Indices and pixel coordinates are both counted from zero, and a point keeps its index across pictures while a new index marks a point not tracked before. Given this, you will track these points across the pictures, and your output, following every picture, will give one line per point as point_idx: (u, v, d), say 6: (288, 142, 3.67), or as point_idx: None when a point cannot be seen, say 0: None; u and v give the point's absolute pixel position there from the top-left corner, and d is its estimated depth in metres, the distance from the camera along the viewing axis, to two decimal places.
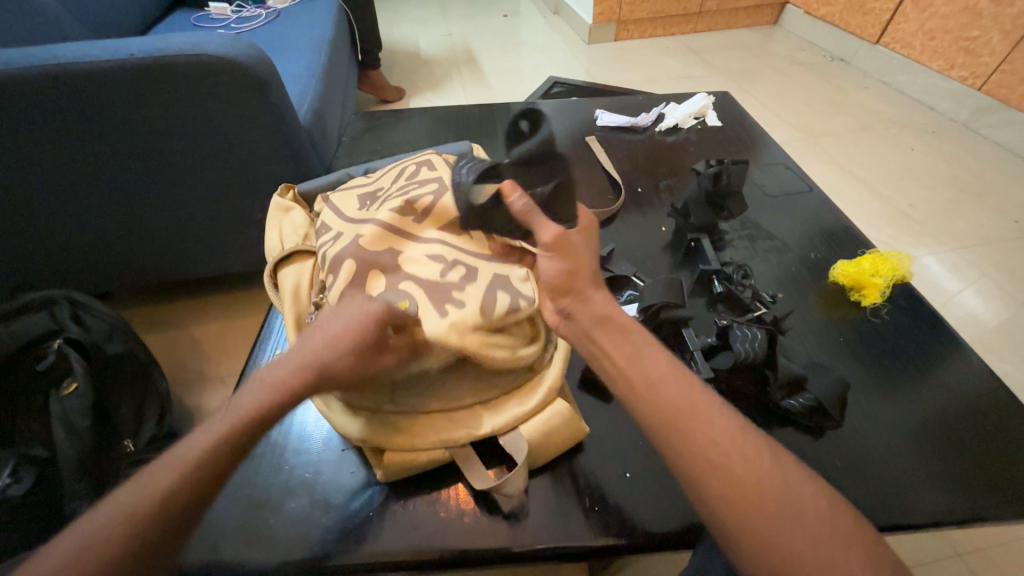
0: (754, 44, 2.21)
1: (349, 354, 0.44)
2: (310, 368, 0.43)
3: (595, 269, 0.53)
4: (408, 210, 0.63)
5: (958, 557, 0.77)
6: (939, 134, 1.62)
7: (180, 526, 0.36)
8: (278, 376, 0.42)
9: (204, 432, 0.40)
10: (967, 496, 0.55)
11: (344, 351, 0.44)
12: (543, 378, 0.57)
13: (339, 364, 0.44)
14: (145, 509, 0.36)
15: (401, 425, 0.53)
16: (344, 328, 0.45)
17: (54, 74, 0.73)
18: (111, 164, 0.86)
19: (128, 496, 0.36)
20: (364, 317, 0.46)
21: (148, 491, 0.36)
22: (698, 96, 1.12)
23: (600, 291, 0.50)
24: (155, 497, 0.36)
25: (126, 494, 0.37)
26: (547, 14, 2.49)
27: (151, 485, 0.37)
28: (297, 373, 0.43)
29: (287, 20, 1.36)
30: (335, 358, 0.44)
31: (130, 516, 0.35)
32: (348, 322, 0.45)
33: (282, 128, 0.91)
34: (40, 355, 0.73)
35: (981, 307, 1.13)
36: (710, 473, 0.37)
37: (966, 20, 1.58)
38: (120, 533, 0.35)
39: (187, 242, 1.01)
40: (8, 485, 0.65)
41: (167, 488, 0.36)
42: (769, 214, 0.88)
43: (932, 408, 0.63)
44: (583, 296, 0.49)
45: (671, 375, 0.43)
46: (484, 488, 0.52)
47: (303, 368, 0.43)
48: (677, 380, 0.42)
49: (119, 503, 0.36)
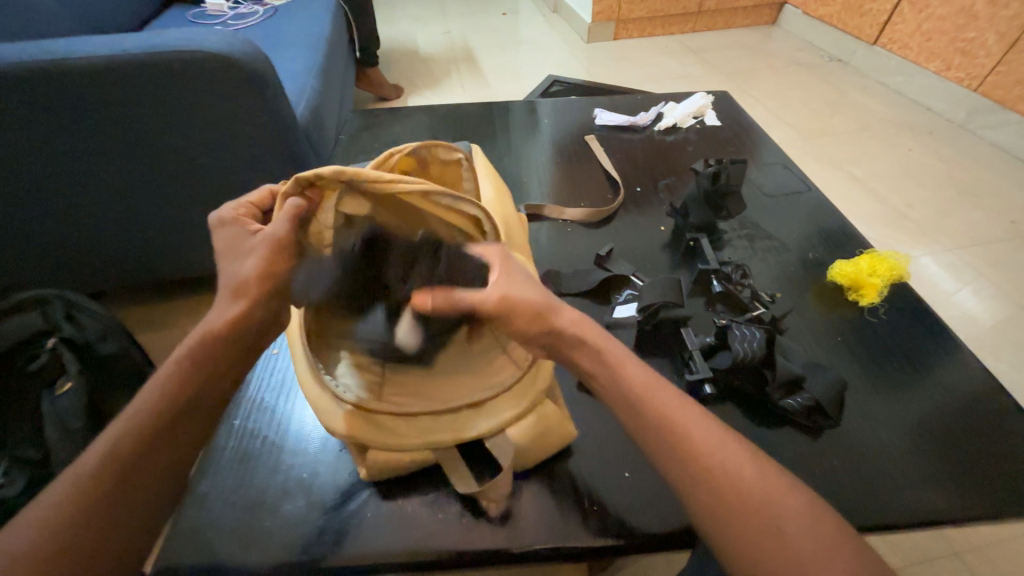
0: (752, 44, 2.21)
1: (238, 258, 0.46)
2: (230, 296, 0.44)
3: (552, 300, 0.47)
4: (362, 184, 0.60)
5: (955, 555, 0.77)
6: (936, 135, 1.63)
7: (132, 491, 0.36)
8: (211, 323, 0.43)
9: (146, 393, 0.40)
10: (963, 495, 0.56)
11: (234, 261, 0.46)
12: (528, 378, 0.54)
13: (247, 273, 0.44)
14: (92, 470, 0.36)
15: (385, 426, 0.51)
16: (219, 254, 0.47)
17: (49, 70, 0.73)
18: (106, 162, 0.85)
19: (75, 469, 0.36)
20: (230, 232, 0.48)
21: (91, 456, 0.37)
22: (697, 95, 1.12)
23: (569, 312, 0.46)
24: (98, 459, 0.36)
25: (71, 463, 0.37)
26: (546, 12, 2.48)
27: (92, 447, 0.37)
28: (224, 310, 0.44)
29: (284, 17, 1.35)
30: (242, 273, 0.45)
31: (80, 479, 0.36)
32: (217, 247, 0.48)
33: (279, 125, 0.90)
34: (32, 354, 0.72)
35: (977, 307, 1.14)
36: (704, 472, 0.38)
37: (963, 21, 1.58)
38: (72, 498, 0.35)
39: (183, 240, 1.00)
40: (1, 487, 0.66)
41: (119, 450, 0.37)
42: (767, 214, 0.89)
43: (928, 407, 0.63)
44: (554, 330, 0.45)
45: (650, 388, 0.42)
46: (468, 494, 0.51)
47: (221, 294, 0.45)
48: (655, 390, 0.42)
49: (70, 471, 0.36)
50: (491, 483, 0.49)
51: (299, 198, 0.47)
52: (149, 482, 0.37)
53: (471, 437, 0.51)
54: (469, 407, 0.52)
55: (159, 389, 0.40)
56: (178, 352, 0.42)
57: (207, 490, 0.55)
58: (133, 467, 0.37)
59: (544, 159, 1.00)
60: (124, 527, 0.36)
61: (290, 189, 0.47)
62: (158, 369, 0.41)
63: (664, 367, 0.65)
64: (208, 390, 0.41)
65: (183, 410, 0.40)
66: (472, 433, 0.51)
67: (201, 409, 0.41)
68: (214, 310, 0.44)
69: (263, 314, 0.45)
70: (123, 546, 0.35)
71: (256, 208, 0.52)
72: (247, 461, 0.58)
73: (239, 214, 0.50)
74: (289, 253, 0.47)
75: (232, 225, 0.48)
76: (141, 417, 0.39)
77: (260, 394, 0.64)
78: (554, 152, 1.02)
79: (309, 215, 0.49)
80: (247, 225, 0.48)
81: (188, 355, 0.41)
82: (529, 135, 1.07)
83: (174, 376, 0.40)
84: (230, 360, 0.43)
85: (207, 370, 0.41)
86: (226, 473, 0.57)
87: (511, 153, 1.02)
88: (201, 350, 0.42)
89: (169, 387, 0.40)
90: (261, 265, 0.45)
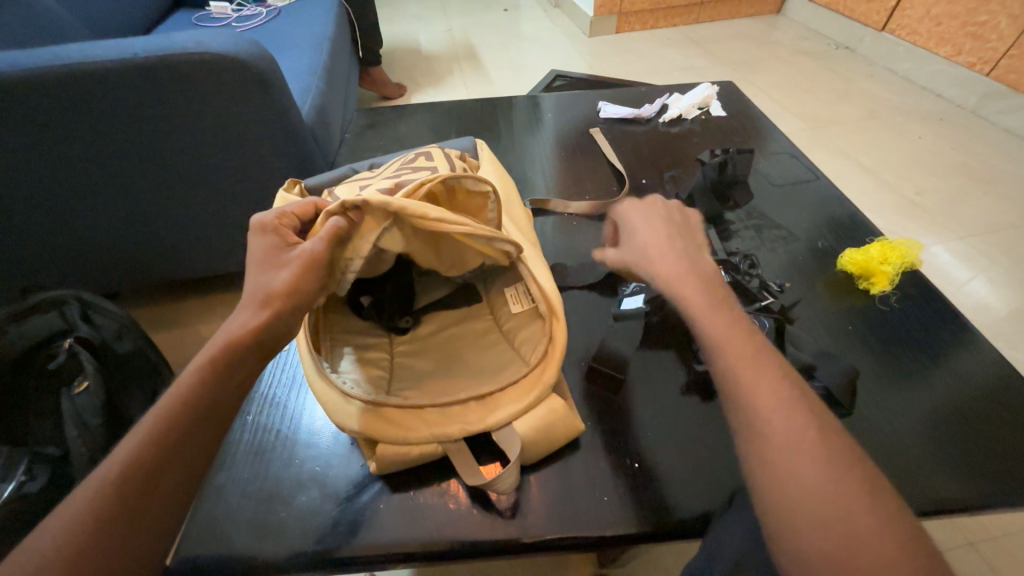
0: (757, 33, 2.19)
1: (271, 269, 0.47)
2: (259, 303, 0.45)
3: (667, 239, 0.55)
4: (395, 191, 0.61)
5: (969, 545, 0.77)
6: (946, 121, 1.60)
7: (153, 494, 0.36)
8: (230, 329, 0.43)
9: (168, 397, 0.40)
10: (981, 483, 0.55)
11: (267, 270, 0.47)
12: (536, 371, 0.54)
13: (280, 285, 0.46)
14: (117, 475, 0.36)
15: (397, 420, 0.51)
16: (252, 260, 0.48)
17: (58, 74, 0.74)
18: (115, 164, 0.86)
19: (98, 474, 0.36)
20: (267, 239, 0.49)
21: (114, 461, 0.36)
22: (702, 86, 1.11)
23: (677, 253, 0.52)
24: (123, 462, 0.36)
25: (93, 471, 0.36)
26: (547, 7, 2.48)
27: (115, 453, 0.37)
28: (253, 316, 0.44)
29: (288, 18, 1.36)
30: (275, 282, 0.46)
31: (106, 484, 0.35)
32: (252, 252, 0.49)
33: (284, 124, 0.91)
34: (52, 354, 0.74)
35: (991, 295, 1.12)
36: (772, 430, 0.35)
37: (973, 5, 1.56)
38: (96, 502, 0.35)
39: (193, 240, 1.01)
40: (24, 482, 0.65)
41: (141, 453, 0.37)
42: (776, 205, 0.88)
43: (942, 395, 0.62)
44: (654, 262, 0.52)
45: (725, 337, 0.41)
46: (477, 486, 0.50)
47: (246, 302, 0.45)
48: (739, 344, 0.41)
49: (94, 475, 0.36)
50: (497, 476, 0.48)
51: (341, 219, 0.50)
52: (173, 480, 0.37)
53: (477, 430, 0.51)
54: (476, 400, 0.53)
55: (181, 393, 0.40)
56: (201, 357, 0.42)
57: (224, 484, 0.56)
58: (156, 469, 0.37)
59: (548, 153, 1.00)
60: (148, 534, 0.35)
61: (335, 209, 0.50)
62: (181, 373, 0.41)
63: (672, 358, 0.65)
64: (228, 391, 0.41)
65: (205, 412, 0.40)
66: (484, 427, 0.51)
67: (221, 411, 0.41)
68: (239, 314, 0.44)
69: (286, 324, 0.46)
70: (148, 553, 0.35)
71: (295, 218, 0.53)
72: (261, 454, 0.59)
73: (281, 223, 0.51)
74: (319, 272, 0.48)
75: (272, 234, 0.50)
76: (166, 420, 0.38)
77: (272, 390, 0.65)
78: (558, 146, 1.02)
79: (348, 234, 0.50)
80: (286, 237, 0.50)
81: (206, 361, 0.41)
82: (533, 129, 1.07)
83: (193, 380, 0.40)
84: (249, 364, 0.43)
85: (227, 372, 0.42)
86: (241, 466, 0.57)
87: (515, 148, 1.02)
88: (223, 352, 0.42)
89: (189, 390, 0.40)
90: (292, 278, 0.46)
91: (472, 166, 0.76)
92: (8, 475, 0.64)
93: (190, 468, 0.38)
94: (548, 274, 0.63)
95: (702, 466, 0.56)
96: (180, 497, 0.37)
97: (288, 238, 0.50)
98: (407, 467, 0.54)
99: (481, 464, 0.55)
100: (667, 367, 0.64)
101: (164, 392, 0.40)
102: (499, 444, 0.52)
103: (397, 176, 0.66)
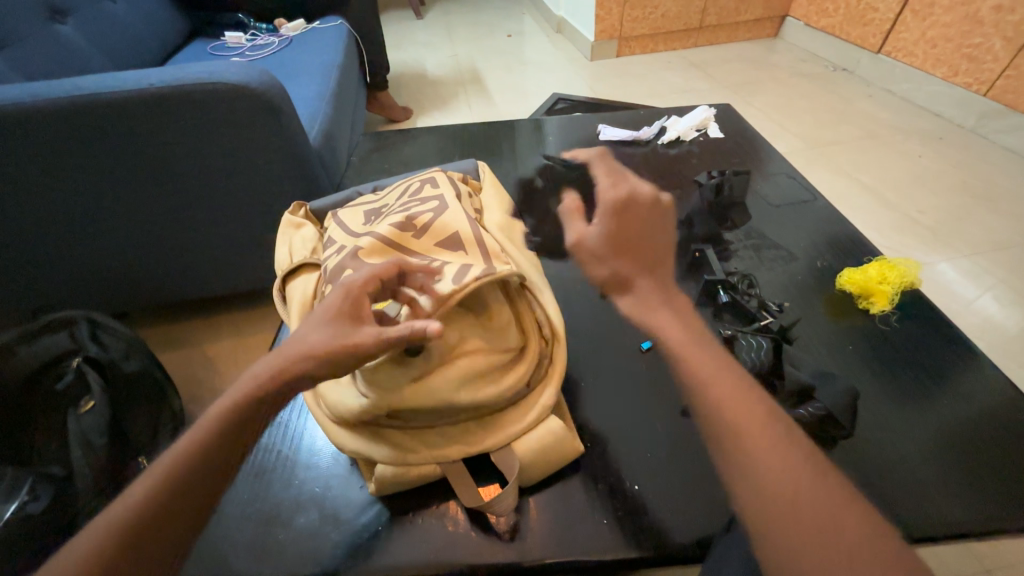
0: (756, 56, 2.24)
1: (317, 328, 0.41)
2: (284, 357, 0.40)
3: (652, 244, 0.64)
4: (407, 225, 0.62)
5: (986, 572, 0.74)
6: (946, 140, 1.61)
7: (157, 538, 0.36)
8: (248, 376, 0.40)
9: (186, 440, 0.39)
10: (989, 507, 0.54)
11: (312, 331, 0.41)
12: (537, 395, 0.54)
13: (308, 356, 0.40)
14: (126, 520, 0.36)
15: (400, 441, 0.52)
16: (321, 311, 0.43)
17: (77, 104, 0.77)
18: (129, 189, 0.89)
19: (110, 518, 0.36)
20: (343, 303, 0.43)
21: (129, 501, 0.37)
22: (700, 109, 1.14)
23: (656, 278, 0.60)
24: (135, 505, 0.37)
25: (107, 511, 0.37)
26: (550, 32, 2.55)
27: (130, 493, 0.37)
28: (273, 366, 0.40)
29: (299, 46, 1.41)
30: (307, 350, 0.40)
31: (114, 529, 0.36)
32: (324, 306, 0.44)
33: (293, 150, 0.94)
34: (59, 374, 0.76)
35: (1000, 313, 1.11)
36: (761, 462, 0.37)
37: (967, 28, 1.59)
38: (104, 545, 0.35)
39: (203, 262, 1.04)
40: (27, 502, 0.65)
41: (149, 497, 0.37)
42: (775, 224, 0.88)
43: (945, 417, 0.62)
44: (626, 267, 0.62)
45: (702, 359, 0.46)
46: (474, 506, 0.51)
47: (281, 351, 0.41)
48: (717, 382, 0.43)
49: (106, 517, 0.36)
50: (499, 496, 0.49)
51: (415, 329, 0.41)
52: (174, 523, 0.37)
53: (476, 451, 0.52)
54: (476, 421, 0.53)
55: (194, 439, 0.39)
56: (223, 399, 0.40)
57: (225, 505, 0.56)
58: (161, 514, 0.37)
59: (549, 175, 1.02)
60: None
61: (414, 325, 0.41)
62: (200, 415, 0.40)
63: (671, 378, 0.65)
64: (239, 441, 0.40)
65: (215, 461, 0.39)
66: (484, 449, 0.52)
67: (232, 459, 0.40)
68: (268, 360, 0.41)
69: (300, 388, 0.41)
70: None
71: (377, 280, 0.47)
72: (261, 475, 0.59)
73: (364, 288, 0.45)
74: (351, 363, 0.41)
75: (353, 300, 0.44)
76: (178, 465, 0.38)
77: None
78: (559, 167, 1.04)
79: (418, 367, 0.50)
80: (361, 310, 0.43)
81: (222, 411, 0.39)
82: (535, 151, 1.09)
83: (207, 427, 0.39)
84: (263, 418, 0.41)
85: (239, 425, 0.39)
86: (241, 487, 0.58)
87: (517, 170, 1.04)
88: (238, 400, 0.39)
89: (202, 436, 0.39)
90: (333, 348, 0.40)
91: (474, 189, 0.78)
92: (11, 496, 0.65)
93: (193, 512, 0.38)
94: (553, 303, 0.63)
95: (703, 489, 0.55)
96: (188, 530, 0.38)
97: (360, 311, 0.43)
98: (410, 487, 0.54)
99: (479, 485, 0.55)
100: (667, 387, 0.64)
101: (184, 431, 0.40)
102: (498, 465, 0.53)
103: (404, 207, 0.67)
